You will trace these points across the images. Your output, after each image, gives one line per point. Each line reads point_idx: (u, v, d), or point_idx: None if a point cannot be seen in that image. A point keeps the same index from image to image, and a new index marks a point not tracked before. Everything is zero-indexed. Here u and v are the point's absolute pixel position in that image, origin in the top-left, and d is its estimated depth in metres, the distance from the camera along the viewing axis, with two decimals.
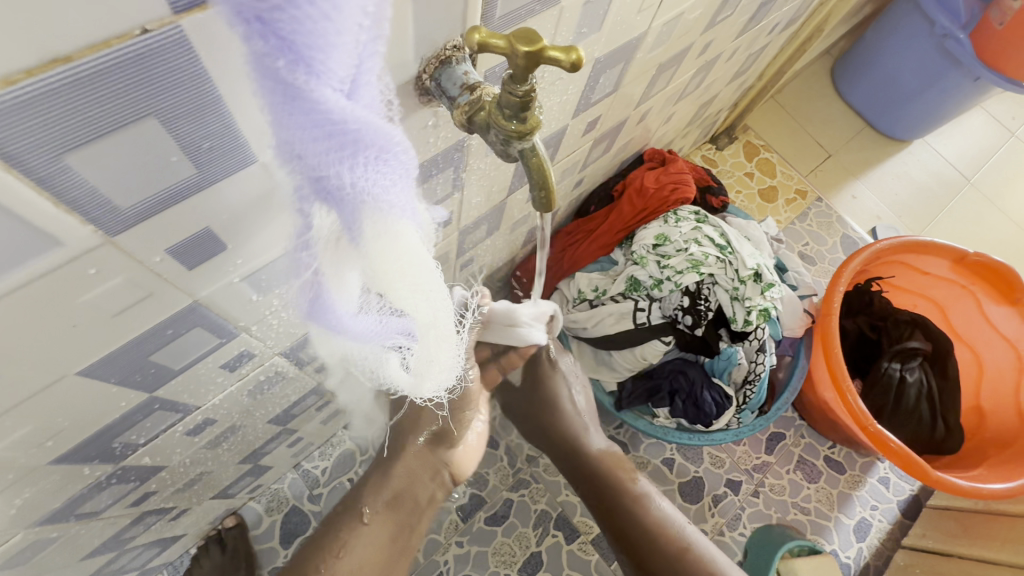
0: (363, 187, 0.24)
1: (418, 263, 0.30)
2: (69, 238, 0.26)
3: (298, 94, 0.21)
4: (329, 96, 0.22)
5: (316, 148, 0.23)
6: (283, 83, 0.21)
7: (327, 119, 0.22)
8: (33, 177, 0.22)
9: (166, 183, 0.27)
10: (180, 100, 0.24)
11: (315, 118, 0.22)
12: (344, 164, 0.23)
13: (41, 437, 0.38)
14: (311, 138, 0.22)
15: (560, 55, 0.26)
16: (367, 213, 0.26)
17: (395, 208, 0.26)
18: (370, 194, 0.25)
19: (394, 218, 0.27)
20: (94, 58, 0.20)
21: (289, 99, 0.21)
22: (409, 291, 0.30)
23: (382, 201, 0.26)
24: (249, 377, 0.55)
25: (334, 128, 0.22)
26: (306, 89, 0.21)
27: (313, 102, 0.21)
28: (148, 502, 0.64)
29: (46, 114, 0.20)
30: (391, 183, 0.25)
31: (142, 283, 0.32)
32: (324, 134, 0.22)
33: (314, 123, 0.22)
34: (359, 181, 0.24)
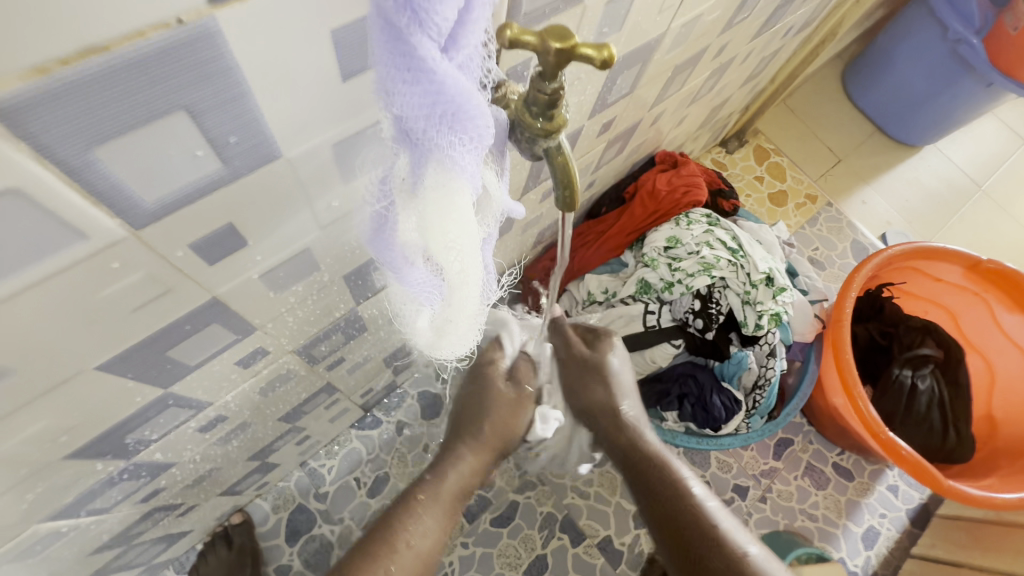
0: (439, 144, 0.24)
1: (467, 235, 0.29)
2: (93, 232, 0.25)
3: (400, 39, 0.20)
4: (429, 47, 0.21)
5: (405, 101, 0.22)
6: (392, 27, 0.20)
7: (420, 70, 0.21)
8: (61, 168, 0.22)
9: (192, 178, 0.27)
10: (209, 92, 0.23)
11: (409, 69, 0.21)
12: (425, 120, 0.23)
13: (56, 432, 0.38)
14: (401, 89, 0.22)
15: (592, 52, 0.26)
16: (434, 171, 0.25)
17: (462, 175, 0.26)
18: (441, 154, 0.24)
19: (459, 185, 0.26)
20: (126, 49, 0.20)
21: (391, 43, 0.21)
22: (451, 257, 0.30)
23: (451, 165, 0.25)
24: (262, 375, 0.55)
25: (431, 86, 0.22)
26: (409, 37, 0.20)
27: (412, 50, 0.20)
28: (157, 499, 0.64)
29: (76, 105, 0.20)
30: (464, 149, 0.24)
31: (163, 278, 0.31)
32: (415, 88, 0.22)
33: (407, 74, 0.21)
34: (435, 139, 0.24)
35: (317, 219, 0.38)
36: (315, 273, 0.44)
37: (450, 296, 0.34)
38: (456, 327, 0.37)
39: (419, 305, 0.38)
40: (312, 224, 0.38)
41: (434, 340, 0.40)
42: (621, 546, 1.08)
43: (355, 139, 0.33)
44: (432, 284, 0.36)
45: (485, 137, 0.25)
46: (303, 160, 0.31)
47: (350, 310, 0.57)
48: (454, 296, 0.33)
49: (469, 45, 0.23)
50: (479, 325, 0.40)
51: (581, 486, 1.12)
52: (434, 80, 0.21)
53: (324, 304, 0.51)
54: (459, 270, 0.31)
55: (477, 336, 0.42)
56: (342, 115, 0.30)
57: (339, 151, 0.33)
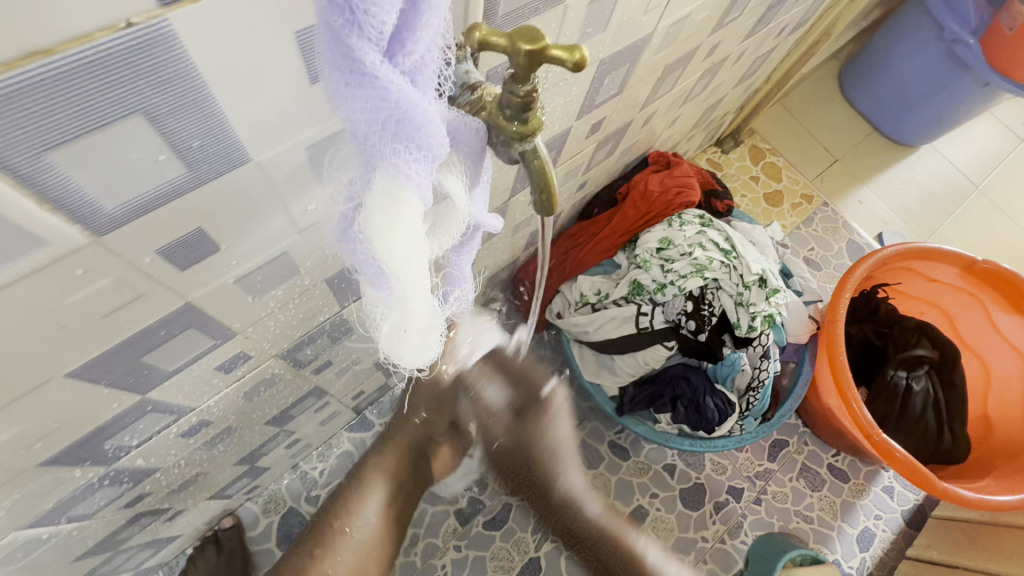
0: (383, 153, 0.23)
1: (416, 245, 0.27)
2: (53, 239, 0.25)
3: (340, 41, 0.19)
4: (369, 50, 0.19)
5: (348, 106, 0.21)
6: (332, 29, 0.19)
7: (360, 74, 0.20)
8: (13, 174, 0.21)
9: (155, 183, 0.26)
10: (167, 97, 0.23)
11: (349, 72, 0.20)
12: (367, 127, 0.22)
13: (29, 439, 0.37)
14: (343, 94, 0.21)
15: (563, 54, 0.25)
16: (380, 180, 0.24)
17: (409, 184, 0.24)
18: (386, 162, 0.23)
19: (405, 195, 0.25)
20: (73, 53, 0.19)
21: (332, 46, 0.20)
22: (398, 268, 0.28)
23: (396, 173, 0.24)
24: (246, 380, 0.55)
25: (370, 90, 0.20)
26: (349, 40, 0.19)
27: (352, 53, 0.19)
28: (142, 504, 0.63)
29: (25, 111, 0.20)
30: (410, 159, 0.23)
31: (132, 283, 0.31)
32: (358, 93, 0.21)
33: (349, 78, 0.20)
34: (379, 146, 0.22)
35: (295, 223, 0.37)
36: (296, 277, 0.44)
37: (399, 302, 0.32)
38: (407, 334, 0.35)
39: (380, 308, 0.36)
40: (288, 229, 0.37)
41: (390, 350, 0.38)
42: None
43: (329, 141, 0.32)
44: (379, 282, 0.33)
45: (436, 148, 0.24)
46: (275, 163, 0.31)
47: (334, 313, 0.56)
48: (403, 303, 0.31)
49: (419, 51, 0.21)
50: (434, 333, 0.38)
51: None
52: (375, 84, 0.20)
53: (307, 308, 0.51)
54: (408, 279, 0.29)
55: (435, 346, 0.41)
56: (313, 118, 0.30)
57: (313, 156, 0.32)
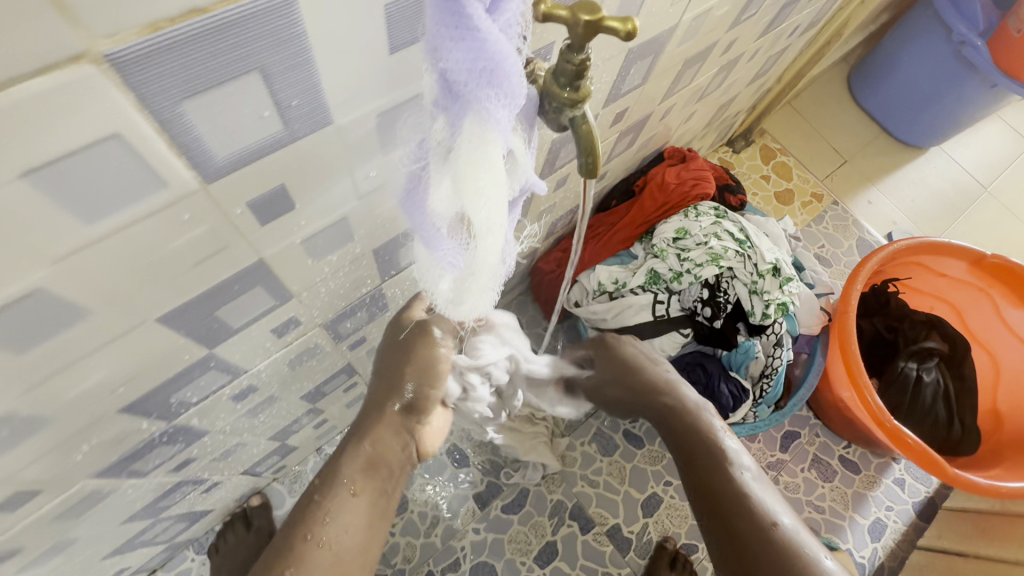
0: (477, 98, 0.26)
1: (496, 184, 0.31)
2: (172, 183, 0.28)
3: (451, 1, 0.23)
4: (475, 8, 0.23)
5: (450, 57, 0.25)
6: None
7: (466, 29, 0.23)
8: (156, 119, 0.25)
9: (257, 137, 0.30)
10: (280, 56, 0.27)
11: (456, 27, 0.23)
12: (467, 75, 0.25)
13: (115, 382, 0.40)
14: (448, 46, 0.24)
15: (617, 24, 0.29)
16: (470, 124, 0.27)
17: (496, 130, 0.28)
18: (479, 107, 0.26)
19: (492, 139, 0.28)
20: (222, 11, 0.23)
21: (442, 4, 0.23)
22: (480, 207, 0.31)
23: (486, 118, 0.27)
24: (292, 347, 0.58)
25: (473, 41, 0.24)
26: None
27: (460, 6, 0.23)
28: (187, 469, 0.67)
29: (177, 61, 0.23)
30: (499, 104, 0.26)
31: (221, 234, 0.34)
32: (460, 43, 0.24)
33: (454, 31, 0.24)
34: (475, 93, 0.26)
35: (356, 189, 0.41)
36: (350, 244, 0.48)
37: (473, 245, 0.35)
38: (473, 289, 0.40)
39: (442, 269, 0.41)
40: (351, 193, 0.41)
41: (454, 301, 0.43)
42: (629, 534, 1.11)
43: (397, 111, 0.36)
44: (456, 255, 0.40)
45: (518, 95, 0.27)
46: (350, 127, 0.35)
47: (375, 286, 0.60)
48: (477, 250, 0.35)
49: (508, 10, 0.25)
50: (496, 288, 0.43)
51: (590, 475, 1.14)
52: (477, 37, 0.24)
53: (353, 277, 0.55)
54: (485, 218, 0.32)
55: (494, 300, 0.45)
56: (390, 85, 0.34)
57: (381, 122, 0.36)
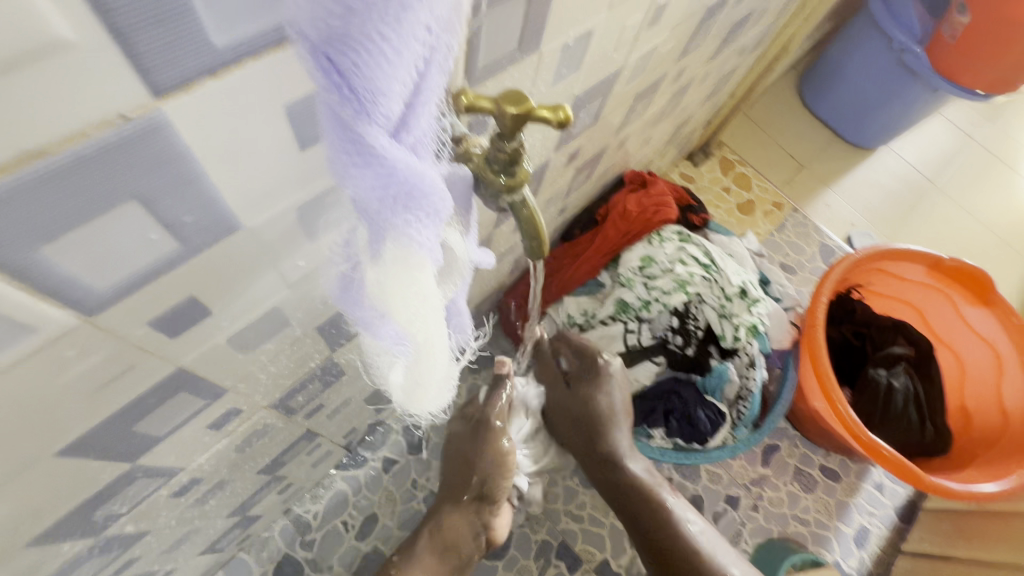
0: (393, 224, 0.22)
1: (430, 301, 0.27)
2: (43, 325, 0.24)
3: (346, 129, 0.19)
4: (377, 134, 0.19)
5: (356, 184, 0.21)
6: (335, 116, 0.19)
7: (369, 156, 0.20)
8: (7, 270, 0.21)
9: (149, 260, 0.26)
10: (162, 179, 0.23)
11: (357, 155, 0.20)
12: (378, 202, 0.21)
13: (17, 520, 0.35)
14: (351, 174, 0.20)
15: (548, 113, 0.26)
16: (390, 247, 0.24)
17: (421, 251, 0.24)
18: (397, 233, 0.23)
19: (418, 260, 0.24)
20: (71, 150, 0.19)
21: (337, 132, 0.19)
22: (415, 325, 0.28)
23: (408, 241, 0.23)
24: (237, 433, 0.53)
25: (380, 170, 0.20)
26: (354, 127, 0.19)
27: (356, 135, 0.19)
28: (131, 569, 0.61)
29: (20, 209, 0.19)
30: (420, 225, 0.23)
31: (124, 356, 0.30)
32: (364, 172, 0.20)
33: (355, 159, 0.20)
34: (390, 219, 0.22)
35: (285, 279, 0.37)
36: (287, 328, 0.44)
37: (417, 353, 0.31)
38: (429, 379, 0.35)
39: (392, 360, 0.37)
40: (279, 285, 0.37)
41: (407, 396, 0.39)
42: (618, 568, 1.08)
43: (320, 202, 0.33)
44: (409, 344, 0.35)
45: (441, 209, 0.24)
46: (266, 227, 0.31)
47: (325, 358, 0.56)
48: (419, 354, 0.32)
49: (420, 126, 0.21)
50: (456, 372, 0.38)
51: (574, 510, 1.11)
52: (384, 164, 0.20)
53: (297, 356, 0.50)
54: (423, 331, 0.29)
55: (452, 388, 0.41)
56: (307, 180, 0.30)
57: (304, 215, 0.33)
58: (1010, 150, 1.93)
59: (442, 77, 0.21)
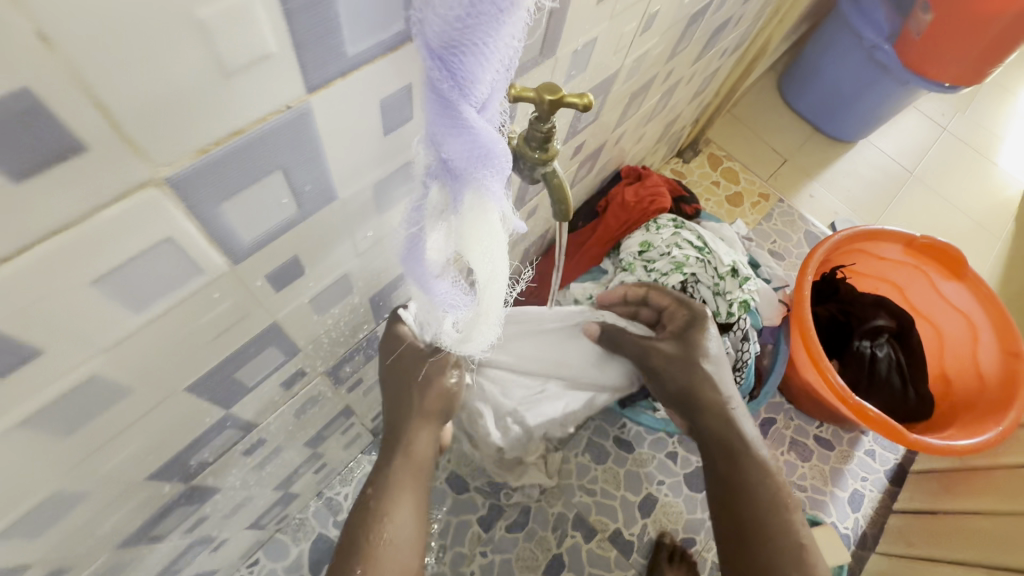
0: (475, 177, 0.31)
1: (495, 240, 0.36)
2: (207, 268, 0.32)
3: (449, 107, 0.28)
4: (469, 111, 0.28)
5: (451, 149, 0.30)
6: (442, 98, 0.27)
7: (462, 126, 0.28)
8: (200, 221, 0.29)
9: (277, 221, 0.34)
10: (298, 155, 0.31)
11: (455, 125, 0.29)
12: (466, 161, 0.30)
13: (146, 452, 0.43)
14: (449, 140, 0.29)
15: (576, 99, 0.35)
16: (470, 196, 0.33)
17: (492, 199, 0.33)
18: (477, 184, 0.32)
19: (489, 206, 0.33)
20: (254, 130, 0.27)
21: (442, 110, 0.28)
22: (484, 262, 0.37)
23: (484, 191, 0.32)
24: (298, 397, 0.61)
25: (470, 137, 0.29)
26: (456, 106, 0.28)
27: (457, 112, 0.28)
28: (199, 529, 0.68)
29: (218, 174, 0.28)
30: (493, 179, 0.32)
31: (243, 305, 0.38)
32: (458, 138, 0.29)
33: (453, 129, 0.29)
34: (473, 174, 0.31)
35: (356, 248, 0.45)
36: (349, 296, 0.52)
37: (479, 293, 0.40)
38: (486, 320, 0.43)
39: (441, 313, 0.48)
40: (351, 253, 0.45)
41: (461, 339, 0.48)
42: (631, 536, 1.15)
43: (390, 180, 0.41)
44: (458, 298, 0.46)
45: (507, 169, 0.32)
46: (352, 199, 0.39)
47: (371, 330, 0.64)
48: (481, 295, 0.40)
49: (495, 106, 0.30)
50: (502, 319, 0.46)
51: (586, 484, 1.19)
52: (472, 132, 0.29)
53: (352, 325, 0.58)
54: (485, 266, 0.38)
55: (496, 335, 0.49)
56: (385, 160, 0.39)
57: (377, 191, 0.41)
58: (980, 138, 2.05)
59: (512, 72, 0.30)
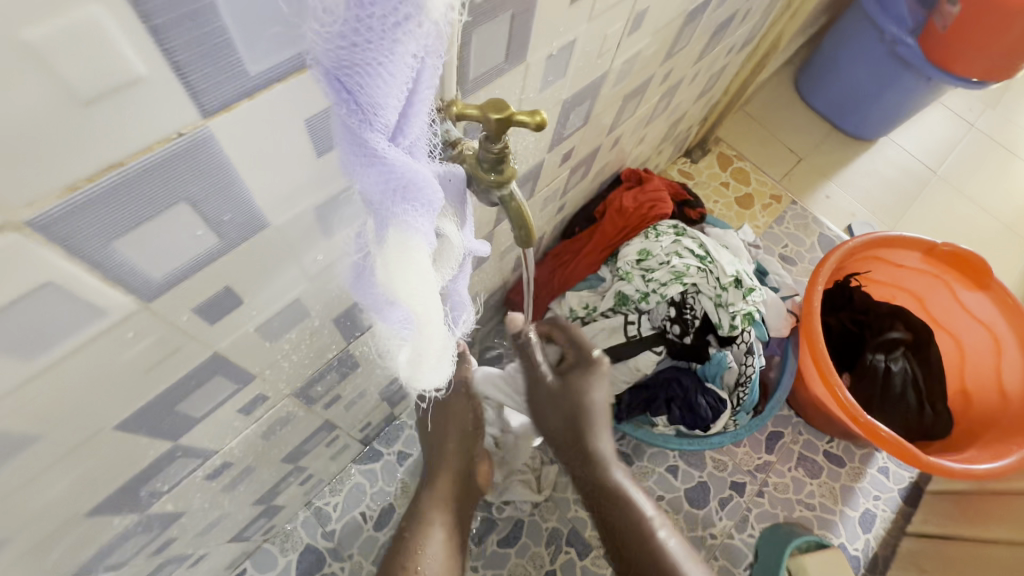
0: (394, 212, 0.27)
1: (426, 283, 0.31)
2: (111, 308, 0.29)
3: (354, 135, 0.24)
4: (378, 137, 0.24)
5: (363, 180, 0.26)
6: (344, 124, 0.24)
7: (372, 156, 0.25)
8: (87, 262, 0.26)
9: (192, 255, 0.31)
10: (207, 184, 0.28)
11: (363, 156, 0.25)
12: (381, 194, 0.26)
13: (80, 488, 0.40)
14: (359, 171, 0.25)
15: (526, 117, 0.31)
16: (393, 234, 0.29)
17: (419, 236, 0.29)
18: (398, 220, 0.28)
19: (416, 244, 0.29)
20: (139, 163, 0.24)
21: (347, 137, 0.24)
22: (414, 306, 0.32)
23: (407, 227, 0.28)
24: (263, 420, 0.58)
25: (382, 166, 0.25)
26: (361, 133, 0.24)
27: (362, 138, 0.24)
28: (169, 549, 0.66)
29: (101, 212, 0.24)
30: (417, 214, 0.28)
31: (171, 340, 0.35)
32: (370, 169, 0.25)
33: (362, 159, 0.25)
34: (392, 209, 0.27)
35: (305, 273, 0.42)
36: (307, 320, 0.49)
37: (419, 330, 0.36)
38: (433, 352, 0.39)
39: (396, 340, 0.41)
40: (300, 278, 0.42)
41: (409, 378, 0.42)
42: None
43: (333, 203, 0.38)
44: (411, 321, 0.39)
45: (434, 201, 0.28)
46: (288, 225, 0.36)
47: (342, 349, 0.61)
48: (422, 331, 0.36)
49: (414, 131, 0.27)
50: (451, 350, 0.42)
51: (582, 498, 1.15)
52: (385, 162, 0.25)
53: (316, 347, 0.55)
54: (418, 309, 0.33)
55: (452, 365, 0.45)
56: (323, 183, 0.35)
57: (321, 215, 0.38)
58: (1011, 136, 1.94)
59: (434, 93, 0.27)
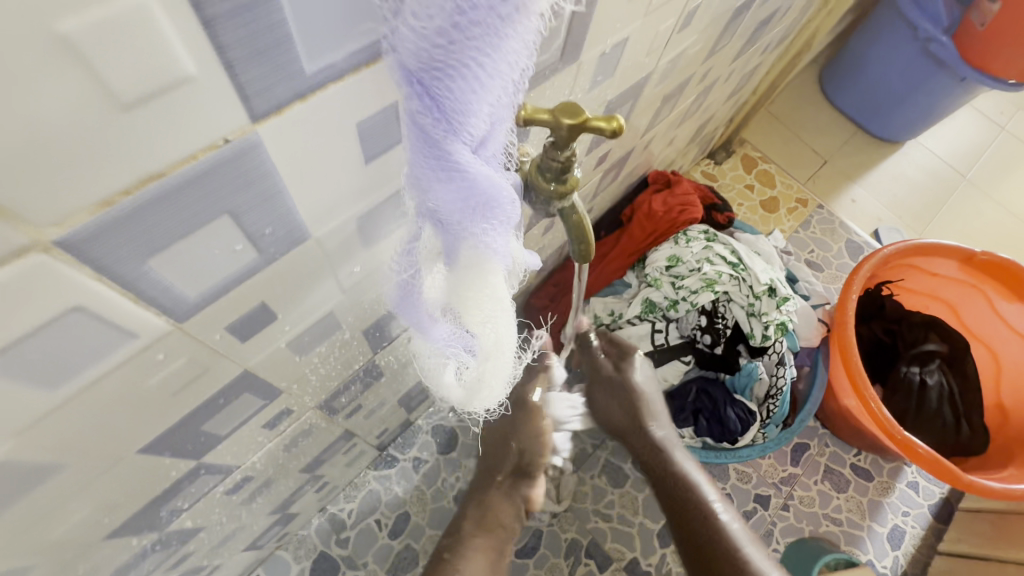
0: (471, 230, 0.25)
1: (495, 297, 0.29)
2: (142, 330, 0.26)
3: (435, 147, 0.22)
4: (462, 151, 0.22)
5: (440, 196, 0.23)
6: (426, 137, 0.21)
7: (454, 170, 0.22)
8: (119, 283, 0.23)
9: (228, 272, 0.28)
10: (250, 195, 0.25)
11: (443, 170, 0.22)
12: (459, 212, 0.24)
13: (100, 512, 0.38)
14: (436, 186, 0.23)
15: (603, 124, 0.28)
16: (466, 251, 0.26)
17: (494, 255, 0.26)
18: (474, 239, 0.25)
19: (490, 262, 0.27)
20: (180, 173, 0.21)
21: (426, 150, 0.22)
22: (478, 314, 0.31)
23: (482, 245, 0.25)
24: (286, 433, 0.56)
25: (463, 182, 0.23)
26: (444, 146, 0.21)
27: (446, 152, 0.21)
28: (186, 562, 0.64)
29: (136, 228, 0.21)
30: (494, 232, 0.25)
31: (201, 360, 0.32)
32: (449, 184, 0.23)
33: (442, 173, 0.22)
34: (469, 226, 0.25)
35: (340, 285, 0.39)
36: (338, 332, 0.46)
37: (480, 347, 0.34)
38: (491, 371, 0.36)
39: (444, 359, 0.41)
40: (335, 290, 0.39)
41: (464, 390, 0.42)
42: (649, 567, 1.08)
43: (374, 213, 0.35)
44: (460, 341, 0.38)
45: (513, 217, 0.26)
46: (328, 237, 0.33)
47: (368, 360, 0.58)
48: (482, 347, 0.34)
49: (495, 142, 0.24)
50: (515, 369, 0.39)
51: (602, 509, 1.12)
52: (467, 177, 0.22)
53: (344, 359, 0.52)
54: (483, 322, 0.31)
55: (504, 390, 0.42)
56: (368, 191, 0.32)
57: (362, 226, 0.35)
58: None
59: (518, 100, 0.24)
